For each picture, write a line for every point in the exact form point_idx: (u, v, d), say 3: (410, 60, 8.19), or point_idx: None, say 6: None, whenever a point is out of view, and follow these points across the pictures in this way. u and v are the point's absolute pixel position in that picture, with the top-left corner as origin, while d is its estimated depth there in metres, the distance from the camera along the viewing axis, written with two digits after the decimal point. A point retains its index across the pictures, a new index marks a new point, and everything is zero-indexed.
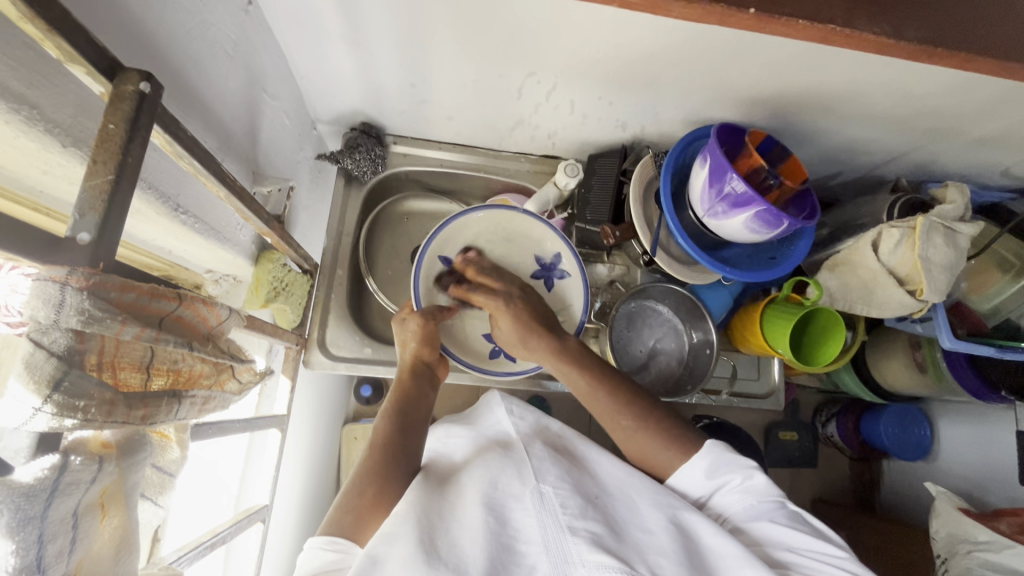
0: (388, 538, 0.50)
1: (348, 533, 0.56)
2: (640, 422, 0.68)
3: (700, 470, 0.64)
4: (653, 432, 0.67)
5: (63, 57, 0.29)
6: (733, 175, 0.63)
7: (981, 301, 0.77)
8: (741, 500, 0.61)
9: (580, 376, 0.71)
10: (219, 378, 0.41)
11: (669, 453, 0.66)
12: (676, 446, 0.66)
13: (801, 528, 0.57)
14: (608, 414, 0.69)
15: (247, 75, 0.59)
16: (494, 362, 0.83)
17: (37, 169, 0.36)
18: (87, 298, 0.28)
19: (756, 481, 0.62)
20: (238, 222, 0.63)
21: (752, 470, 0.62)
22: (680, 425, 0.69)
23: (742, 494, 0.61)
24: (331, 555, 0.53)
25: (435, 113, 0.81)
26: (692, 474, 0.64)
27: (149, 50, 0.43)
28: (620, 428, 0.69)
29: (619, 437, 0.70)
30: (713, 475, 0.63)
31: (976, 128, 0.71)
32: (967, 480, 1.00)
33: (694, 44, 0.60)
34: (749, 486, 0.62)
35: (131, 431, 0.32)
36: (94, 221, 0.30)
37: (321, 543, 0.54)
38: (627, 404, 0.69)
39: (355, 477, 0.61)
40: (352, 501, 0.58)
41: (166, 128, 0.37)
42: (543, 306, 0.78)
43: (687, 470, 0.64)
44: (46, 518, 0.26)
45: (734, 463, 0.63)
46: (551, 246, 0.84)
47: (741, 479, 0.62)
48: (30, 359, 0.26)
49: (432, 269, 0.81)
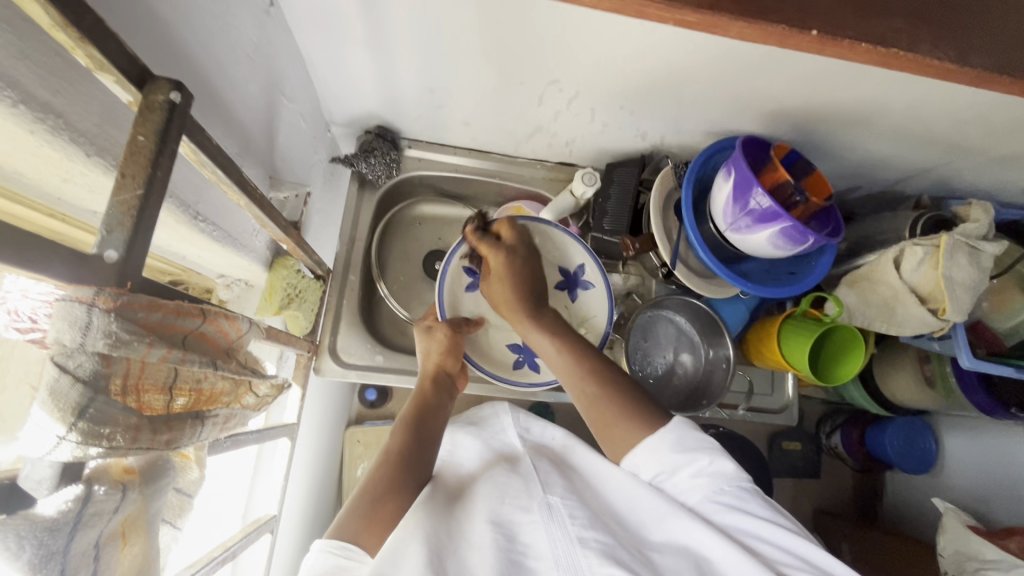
0: (396, 558, 0.49)
1: (359, 541, 0.54)
2: (605, 392, 0.65)
3: (665, 446, 0.58)
4: (618, 401, 0.64)
5: (93, 66, 0.27)
6: (759, 190, 0.62)
7: (1000, 320, 0.76)
8: (708, 485, 0.55)
9: (553, 345, 0.70)
10: (238, 395, 0.40)
11: (630, 423, 0.62)
12: (637, 417, 0.62)
13: (782, 524, 0.51)
14: (580, 389, 0.67)
15: (267, 78, 0.58)
16: (518, 372, 0.81)
17: (58, 177, 0.34)
18: (115, 320, 0.26)
19: (722, 466, 0.56)
20: (254, 229, 0.62)
21: (717, 453, 0.57)
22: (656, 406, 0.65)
23: (709, 478, 0.55)
24: (337, 559, 0.51)
25: (452, 118, 0.80)
26: (654, 455, 0.59)
27: (173, 55, 0.41)
28: (585, 398, 0.66)
29: (585, 409, 0.67)
30: (678, 451, 0.58)
31: (1003, 148, 0.69)
32: (974, 496, 0.98)
33: (724, 57, 0.59)
34: (716, 469, 0.56)
35: (154, 457, 0.31)
36: (122, 238, 0.28)
37: (330, 546, 0.52)
38: (600, 376, 0.67)
39: (367, 484, 0.60)
40: (364, 507, 0.57)
41: (194, 138, 0.36)
42: (542, 274, 0.77)
43: (648, 448, 0.59)
44: (68, 552, 0.26)
45: (700, 443, 0.58)
46: (575, 256, 0.82)
47: (707, 461, 0.56)
48: (55, 386, 0.25)
49: (457, 282, 0.80)
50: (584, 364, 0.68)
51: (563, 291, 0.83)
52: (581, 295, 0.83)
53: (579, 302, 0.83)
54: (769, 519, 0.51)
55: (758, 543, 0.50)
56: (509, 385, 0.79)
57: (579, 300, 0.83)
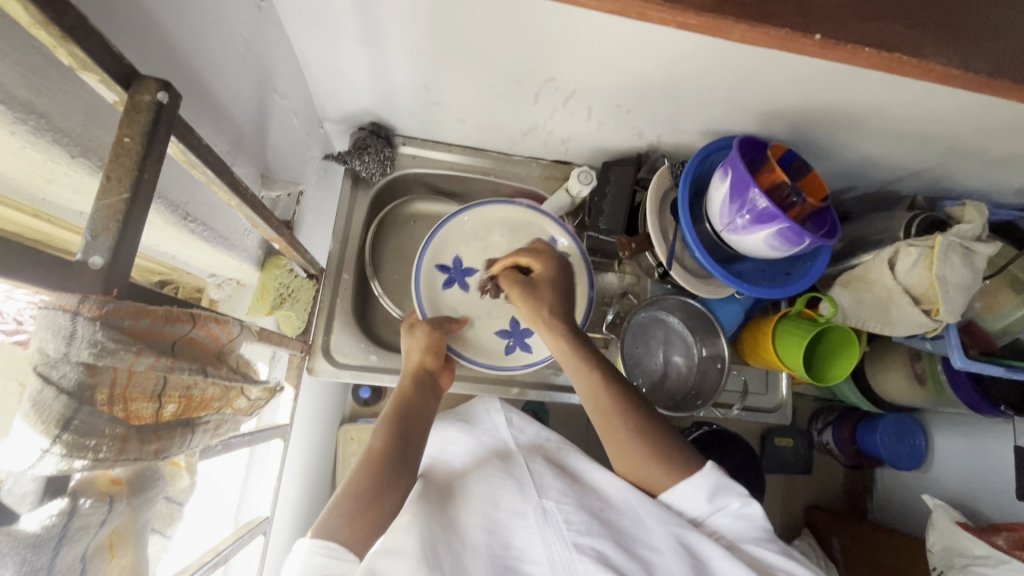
0: (393, 552, 0.49)
1: (342, 539, 0.54)
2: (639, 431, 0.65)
3: (703, 489, 0.60)
4: (647, 441, 0.64)
5: (76, 65, 0.26)
6: (756, 191, 0.62)
7: (992, 320, 0.76)
8: (735, 525, 0.58)
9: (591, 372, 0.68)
10: (228, 399, 0.39)
11: (656, 466, 0.62)
12: (667, 459, 0.63)
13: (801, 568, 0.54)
14: (608, 417, 0.66)
15: (259, 75, 0.57)
16: (511, 358, 0.81)
17: (42, 178, 0.33)
18: (100, 329, 0.26)
19: (753, 509, 0.59)
20: (246, 228, 0.61)
21: (748, 497, 0.60)
22: (673, 441, 0.65)
23: (736, 519, 0.58)
24: (322, 559, 0.52)
25: (447, 115, 0.79)
26: (693, 493, 0.60)
27: (162, 52, 0.40)
28: (614, 430, 0.66)
29: (612, 443, 0.66)
30: (715, 497, 0.59)
31: (998, 149, 0.70)
32: (961, 492, 0.99)
33: (722, 57, 0.58)
34: (745, 512, 0.59)
35: (142, 467, 0.30)
36: (108, 244, 0.27)
37: (312, 546, 0.53)
38: (630, 410, 0.66)
39: (350, 482, 0.60)
40: (347, 505, 0.57)
41: (182, 138, 0.35)
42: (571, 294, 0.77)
43: (684, 488, 0.60)
44: (52, 568, 0.25)
45: (730, 488, 0.61)
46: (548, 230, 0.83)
47: (738, 504, 0.59)
48: (37, 397, 0.24)
49: (432, 278, 0.81)
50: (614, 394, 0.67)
51: None
52: None
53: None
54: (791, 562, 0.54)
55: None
56: (503, 371, 0.79)
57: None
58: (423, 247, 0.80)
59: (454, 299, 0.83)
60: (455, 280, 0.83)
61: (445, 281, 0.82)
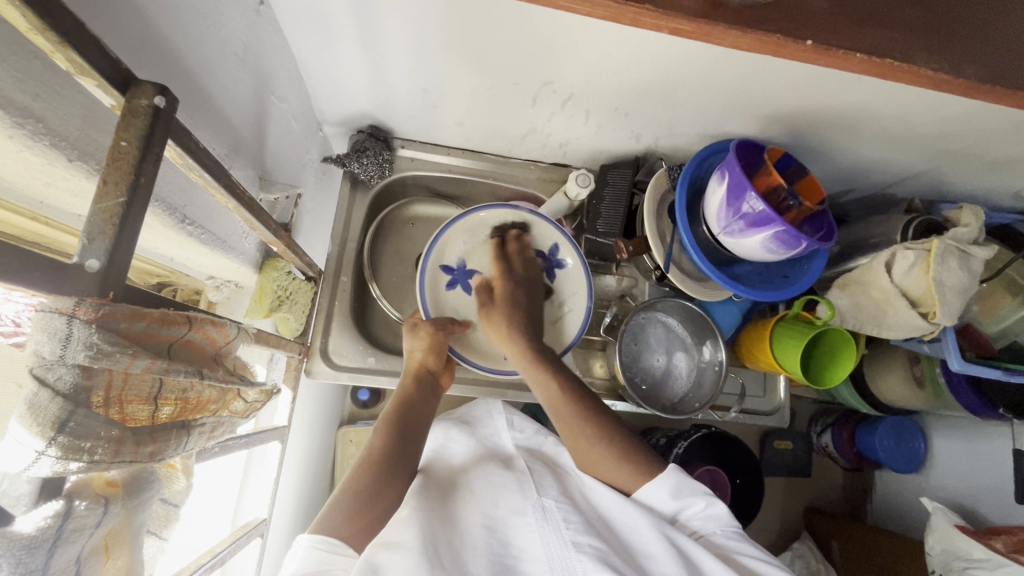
0: (391, 545, 0.50)
1: (341, 535, 0.55)
2: (603, 438, 0.65)
3: (665, 489, 0.60)
4: (610, 447, 0.65)
5: (74, 70, 0.27)
6: (752, 194, 0.62)
7: (989, 323, 0.77)
8: (703, 527, 0.58)
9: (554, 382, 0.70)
10: (225, 402, 0.39)
11: (626, 471, 0.63)
12: (634, 464, 0.63)
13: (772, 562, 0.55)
14: (570, 425, 0.67)
15: (257, 78, 0.57)
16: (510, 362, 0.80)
17: (40, 182, 0.34)
18: (96, 331, 0.26)
19: (717, 509, 0.59)
20: (244, 230, 0.61)
21: (712, 497, 0.60)
22: (641, 448, 0.66)
23: (703, 521, 0.59)
24: (320, 554, 0.52)
25: (446, 118, 0.79)
26: (654, 494, 0.61)
27: (160, 57, 0.40)
28: (576, 438, 0.66)
29: (577, 452, 0.67)
30: (678, 495, 0.60)
31: (994, 153, 0.70)
32: (959, 495, 0.99)
33: (718, 61, 0.59)
34: (711, 513, 0.59)
35: (138, 469, 0.31)
36: (104, 247, 0.27)
37: (312, 542, 0.53)
38: (592, 419, 0.67)
39: (349, 481, 0.60)
40: (347, 503, 0.57)
41: (179, 141, 0.35)
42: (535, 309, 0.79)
43: (649, 488, 0.61)
44: (48, 569, 0.25)
45: (695, 489, 0.61)
46: (549, 236, 0.82)
47: (703, 505, 0.60)
48: (33, 399, 0.24)
49: (437, 281, 0.79)
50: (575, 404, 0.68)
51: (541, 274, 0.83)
52: (559, 275, 0.83)
53: (557, 282, 0.83)
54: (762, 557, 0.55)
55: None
56: (503, 375, 0.79)
57: (556, 280, 0.83)
58: (428, 250, 0.77)
59: (457, 300, 0.81)
60: (459, 281, 0.81)
61: (450, 282, 0.80)
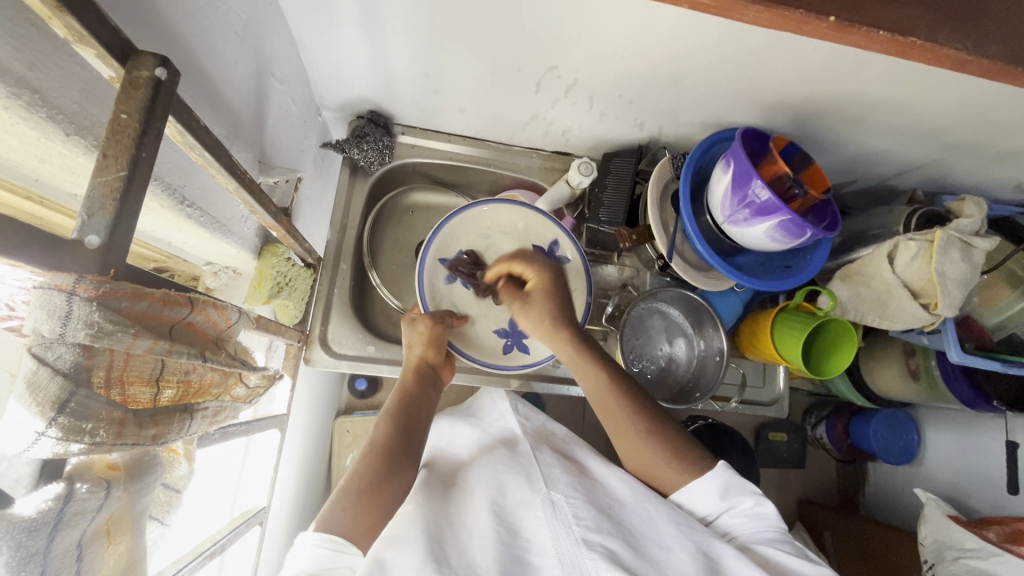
0: (397, 541, 0.50)
1: (347, 532, 0.54)
2: (649, 428, 0.65)
3: (713, 489, 0.61)
4: (659, 440, 0.65)
5: (72, 37, 0.26)
6: (757, 183, 0.61)
7: (988, 315, 0.77)
8: (748, 523, 0.59)
9: (598, 373, 0.69)
10: (226, 387, 0.38)
11: (671, 469, 0.63)
12: (681, 459, 0.64)
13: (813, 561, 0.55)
14: (618, 418, 0.67)
15: (257, 60, 0.56)
16: (509, 357, 0.81)
17: (36, 157, 0.32)
18: (97, 310, 0.25)
19: (764, 509, 0.60)
20: (243, 214, 0.59)
21: (761, 497, 0.61)
22: (684, 438, 0.66)
23: (748, 518, 0.59)
24: (324, 551, 0.52)
25: (447, 104, 0.78)
26: (702, 493, 0.61)
27: (160, 32, 0.39)
28: (627, 435, 0.66)
29: (627, 447, 0.67)
30: (725, 495, 0.60)
31: (997, 144, 0.70)
32: (952, 486, 1.00)
33: (727, 46, 0.58)
34: (757, 511, 0.60)
35: (141, 453, 0.30)
36: (104, 223, 0.27)
37: (317, 539, 0.53)
38: (638, 408, 0.67)
39: (351, 477, 0.59)
40: (351, 499, 0.56)
41: (180, 118, 0.34)
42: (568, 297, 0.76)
43: (695, 488, 0.62)
44: (49, 553, 0.25)
45: (743, 487, 0.62)
46: (546, 232, 0.83)
47: (750, 503, 0.60)
48: (32, 378, 0.24)
49: (435, 275, 0.79)
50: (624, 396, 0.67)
51: None
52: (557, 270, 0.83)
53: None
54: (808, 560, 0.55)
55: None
56: (500, 369, 0.79)
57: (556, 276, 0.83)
58: (431, 237, 0.79)
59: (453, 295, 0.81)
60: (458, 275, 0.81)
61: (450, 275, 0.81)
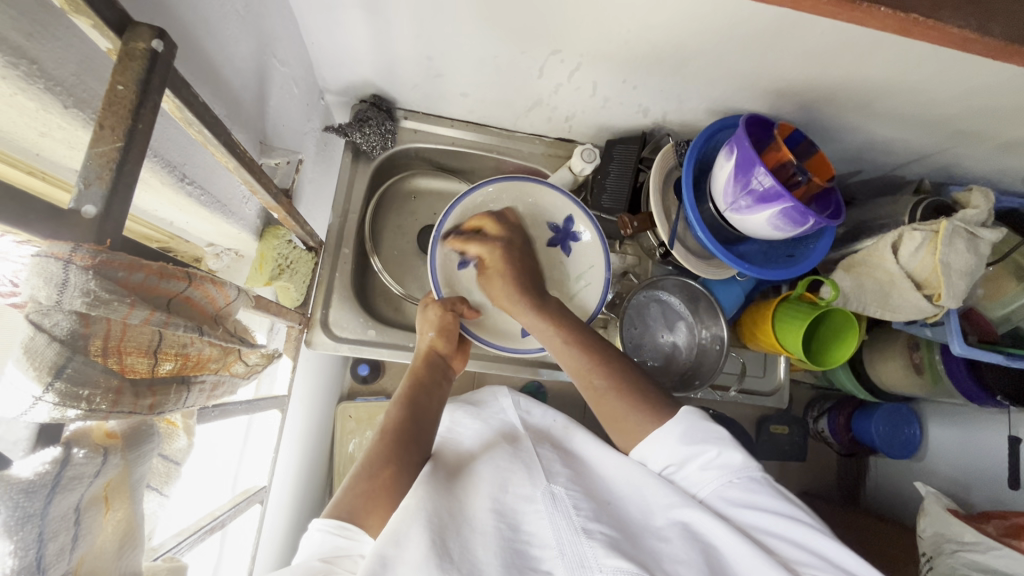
0: (397, 539, 0.49)
1: (357, 521, 0.54)
2: (612, 381, 0.66)
3: (675, 436, 0.60)
4: (623, 393, 0.65)
5: (68, 8, 0.26)
6: (761, 170, 0.61)
7: (994, 308, 0.76)
8: (718, 477, 0.57)
9: (556, 333, 0.72)
10: (225, 362, 0.39)
11: (639, 413, 0.63)
12: (646, 409, 0.64)
13: (791, 516, 0.53)
14: (583, 372, 0.69)
15: (258, 39, 0.56)
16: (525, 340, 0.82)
17: (35, 131, 0.33)
18: (93, 279, 0.25)
19: (731, 458, 0.58)
20: (245, 195, 0.60)
21: (727, 446, 0.58)
22: (656, 395, 0.66)
23: (718, 470, 0.57)
24: (335, 539, 0.51)
25: (450, 88, 0.77)
26: (664, 445, 0.60)
27: (159, 10, 0.39)
28: (592, 387, 0.67)
29: (592, 400, 0.68)
30: (688, 441, 0.59)
31: (1004, 133, 0.69)
32: (953, 479, 0.99)
33: (731, 27, 0.57)
34: (725, 462, 0.58)
35: (138, 422, 0.31)
36: (101, 193, 0.27)
37: (329, 526, 0.52)
38: (600, 363, 0.68)
39: (364, 461, 0.60)
40: (362, 484, 0.57)
41: (177, 92, 0.34)
42: (531, 262, 0.79)
43: (658, 439, 0.61)
44: (46, 515, 0.25)
45: (709, 434, 0.59)
46: (562, 209, 0.83)
47: (717, 453, 0.58)
48: (30, 343, 0.24)
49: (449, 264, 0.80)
50: (591, 358, 0.69)
51: (557, 246, 0.84)
52: (574, 247, 0.84)
53: (574, 255, 0.84)
54: (780, 512, 0.53)
55: (774, 540, 0.52)
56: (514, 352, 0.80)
57: (573, 253, 0.84)
58: (442, 220, 0.79)
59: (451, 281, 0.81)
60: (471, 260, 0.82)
61: (461, 261, 0.81)
